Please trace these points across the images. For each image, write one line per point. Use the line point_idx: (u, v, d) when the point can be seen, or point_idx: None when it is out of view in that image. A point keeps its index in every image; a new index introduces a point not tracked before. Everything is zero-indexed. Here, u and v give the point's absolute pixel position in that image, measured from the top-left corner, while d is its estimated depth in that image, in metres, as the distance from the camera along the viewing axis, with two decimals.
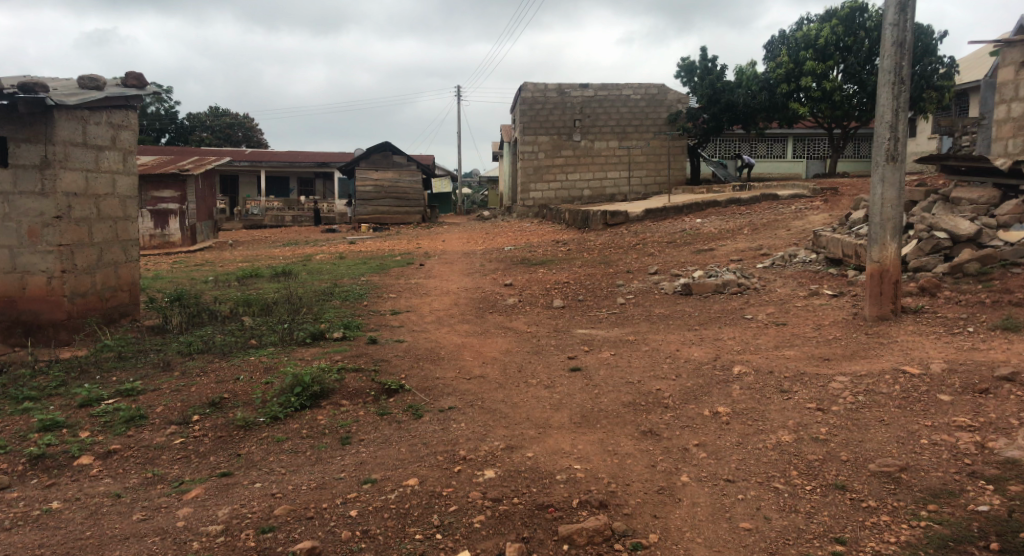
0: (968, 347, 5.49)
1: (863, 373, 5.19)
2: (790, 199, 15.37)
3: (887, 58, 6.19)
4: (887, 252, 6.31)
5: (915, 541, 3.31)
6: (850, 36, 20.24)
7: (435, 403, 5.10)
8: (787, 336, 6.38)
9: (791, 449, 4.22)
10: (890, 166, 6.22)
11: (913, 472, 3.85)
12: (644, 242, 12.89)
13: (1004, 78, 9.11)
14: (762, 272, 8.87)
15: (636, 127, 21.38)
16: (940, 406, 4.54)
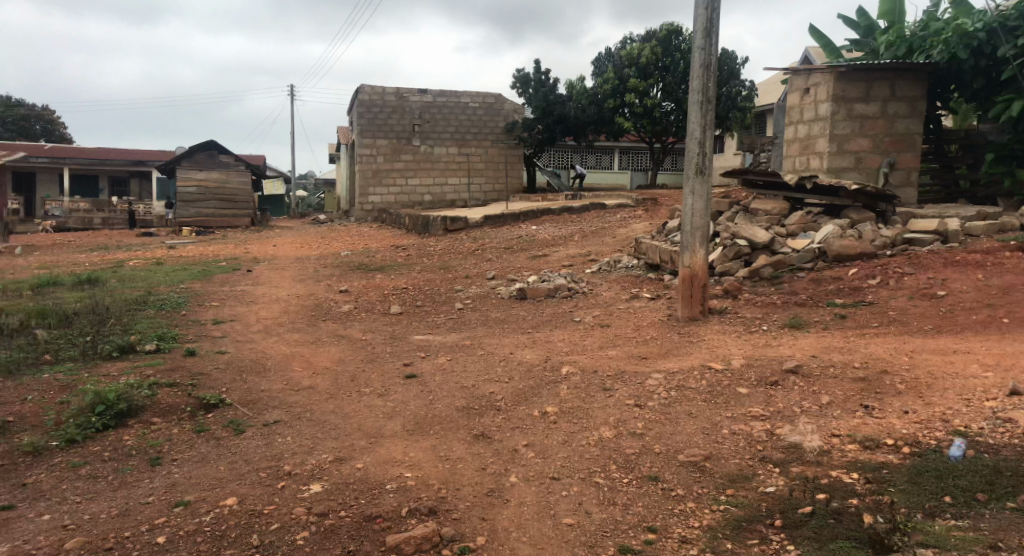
0: (763, 343, 6.10)
1: (676, 369, 5.60)
2: (618, 208, 16.28)
3: (697, 79, 6.69)
4: (697, 258, 6.86)
5: (715, 524, 3.61)
6: (668, 56, 21.78)
7: (260, 417, 4.86)
8: (610, 337, 6.73)
9: (611, 444, 4.46)
10: (699, 179, 6.73)
11: (716, 459, 4.21)
12: (482, 247, 13.11)
13: (793, 102, 10.14)
14: (590, 277, 9.32)
15: (474, 134, 21.67)
16: (739, 398, 5.00)
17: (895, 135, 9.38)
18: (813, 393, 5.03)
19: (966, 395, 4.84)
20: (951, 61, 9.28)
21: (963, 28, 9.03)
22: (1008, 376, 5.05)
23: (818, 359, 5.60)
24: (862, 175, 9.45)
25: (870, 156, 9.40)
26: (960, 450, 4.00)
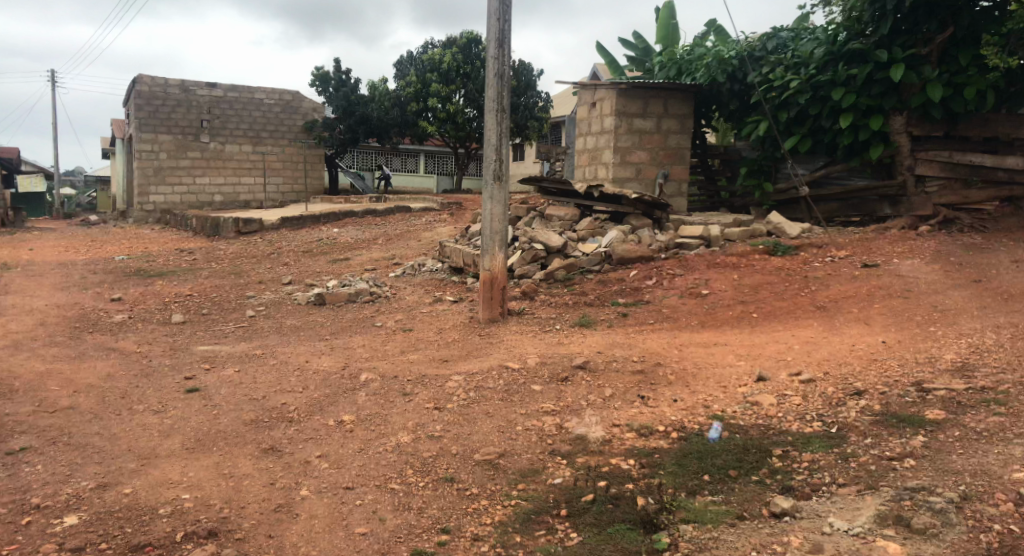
0: (556, 342, 6.41)
1: (474, 370, 5.71)
2: (421, 212, 16.31)
3: (492, 87, 6.85)
4: (496, 261, 7.04)
5: (506, 519, 3.72)
6: (468, 64, 22.28)
7: (3, 445, 4.23)
8: (411, 341, 6.70)
9: (409, 448, 4.43)
10: (497, 184, 6.91)
11: (509, 456, 4.35)
12: (279, 251, 12.49)
13: (582, 115, 10.79)
14: (393, 281, 9.22)
15: (271, 133, 20.62)
16: (533, 395, 5.22)
17: (669, 149, 10.30)
18: (598, 386, 5.38)
19: (724, 382, 5.44)
20: (712, 84, 10.38)
21: (721, 55, 10.15)
22: (757, 363, 5.76)
23: (603, 354, 6.00)
24: (642, 184, 10.27)
25: (648, 168, 10.25)
26: (717, 433, 4.61)
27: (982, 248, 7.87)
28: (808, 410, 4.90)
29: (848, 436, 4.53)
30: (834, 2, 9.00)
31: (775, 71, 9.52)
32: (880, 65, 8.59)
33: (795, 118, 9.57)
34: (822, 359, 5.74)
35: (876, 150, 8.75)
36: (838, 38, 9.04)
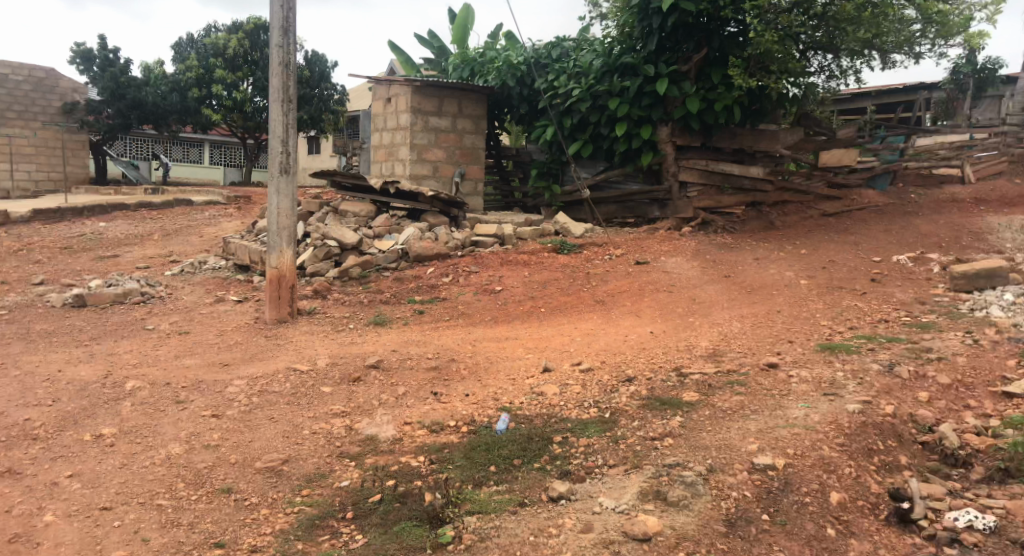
0: (348, 341, 6.29)
1: (258, 374, 5.43)
2: (204, 205, 15.19)
3: (276, 76, 6.52)
4: (283, 258, 6.75)
5: (287, 527, 3.61)
6: (256, 51, 21.16)
7: None
8: (187, 345, 6.21)
9: (180, 460, 4.14)
10: (284, 178, 6.61)
11: (294, 462, 4.21)
12: (29, 247, 10.98)
13: (377, 110, 10.66)
14: (169, 279, 8.50)
15: (19, 113, 18.00)
16: (322, 397, 5.08)
17: (465, 148, 10.52)
18: (390, 385, 5.36)
19: (513, 375, 5.66)
20: (503, 87, 10.73)
21: (511, 59, 10.52)
22: (543, 355, 6.06)
23: (396, 353, 5.99)
24: (439, 182, 10.38)
25: (445, 166, 10.38)
26: (504, 425, 4.79)
27: (733, 247, 8.92)
28: (586, 397, 5.25)
29: (619, 420, 4.93)
30: (610, 17, 9.69)
31: (559, 79, 10.07)
32: (649, 79, 9.37)
33: (578, 124, 10.22)
34: (601, 349, 6.18)
35: (647, 157, 9.61)
36: (613, 51, 9.73)
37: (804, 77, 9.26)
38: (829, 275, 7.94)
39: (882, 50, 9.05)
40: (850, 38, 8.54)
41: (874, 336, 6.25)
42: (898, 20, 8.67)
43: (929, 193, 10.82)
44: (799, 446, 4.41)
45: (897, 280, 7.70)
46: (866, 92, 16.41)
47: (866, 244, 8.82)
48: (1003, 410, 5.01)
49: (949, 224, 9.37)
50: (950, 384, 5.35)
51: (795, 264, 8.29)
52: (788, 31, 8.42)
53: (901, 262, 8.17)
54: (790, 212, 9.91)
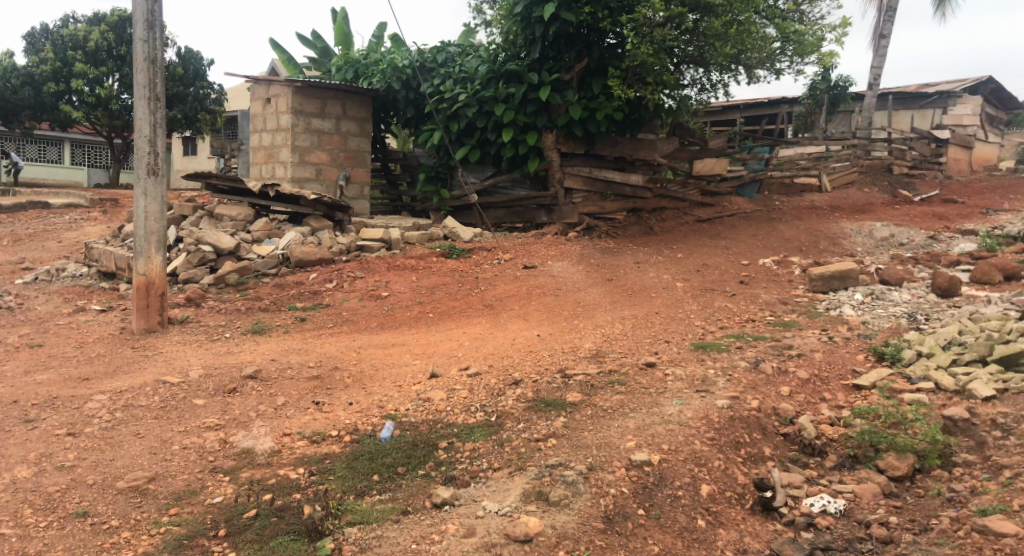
0: (223, 351, 6.01)
1: (122, 388, 5.08)
2: (64, 208, 14.09)
3: (141, 72, 6.14)
4: (152, 264, 6.38)
5: (152, 549, 3.43)
6: (122, 45, 19.80)
7: None
8: (41, 359, 5.74)
9: (27, 484, 3.83)
10: (151, 180, 6.25)
11: (160, 479, 3.98)
12: None
13: (256, 110, 10.27)
14: (21, 288, 7.82)
15: None
16: (194, 411, 4.83)
17: (349, 151, 10.32)
18: (269, 395, 5.17)
19: (399, 382, 5.60)
20: (389, 89, 10.59)
21: (396, 62, 10.45)
22: (430, 361, 6.03)
23: (276, 362, 5.78)
24: (323, 185, 10.12)
25: (329, 169, 10.14)
26: (389, 432, 4.72)
27: (615, 251, 9.21)
28: (473, 402, 5.26)
29: (505, 423, 4.98)
30: (494, 24, 9.80)
31: (445, 84, 10.08)
32: (533, 86, 9.53)
33: (464, 129, 10.20)
34: (488, 354, 6.21)
35: (533, 164, 9.71)
36: (498, 58, 9.84)
37: (678, 89, 9.73)
38: (702, 278, 8.35)
39: (747, 65, 9.64)
40: (718, 52, 8.98)
41: (741, 335, 6.64)
42: (761, 39, 9.14)
43: (791, 200, 11.62)
44: (674, 441, 4.70)
45: (762, 282, 8.20)
46: (735, 105, 17.41)
47: (736, 248, 9.35)
48: (853, 401, 5.47)
49: (808, 230, 10.11)
50: (808, 378, 5.78)
51: (671, 268, 8.66)
52: (662, 45, 8.78)
53: (767, 265, 8.73)
54: (667, 218, 10.43)
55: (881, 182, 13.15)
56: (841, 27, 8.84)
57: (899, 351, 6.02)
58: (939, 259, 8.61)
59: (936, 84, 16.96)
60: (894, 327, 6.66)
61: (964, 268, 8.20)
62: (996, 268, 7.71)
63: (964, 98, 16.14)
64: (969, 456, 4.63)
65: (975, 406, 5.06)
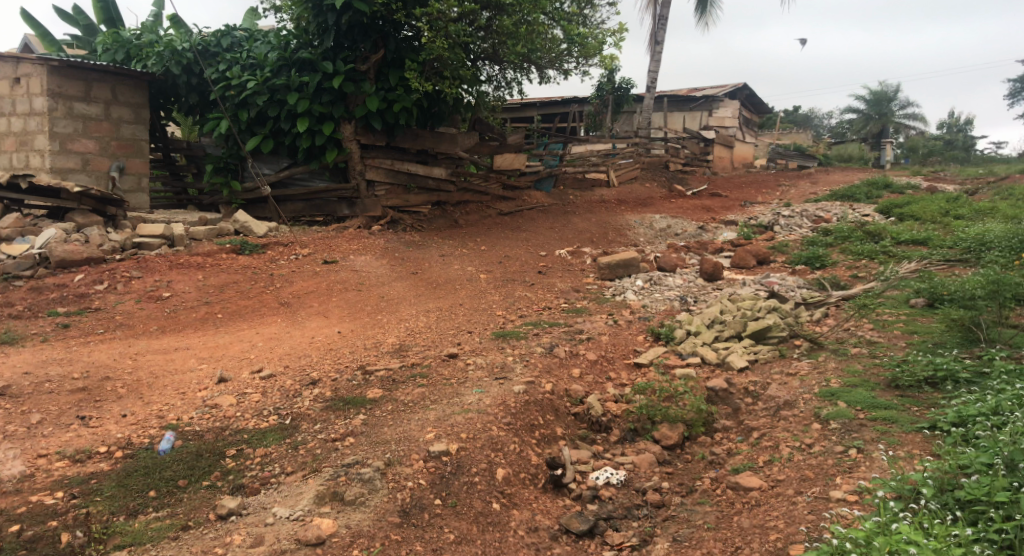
0: None
1: None
2: None
3: None
4: None
5: None
6: None
7: None
8: None
9: None
10: None
11: None
12: None
13: None
14: None
15: None
16: None
17: (122, 139, 9.38)
18: (21, 414, 4.59)
19: (183, 389, 5.19)
20: (167, 74, 9.78)
21: (173, 45, 9.58)
22: (218, 365, 5.66)
23: (30, 376, 5.11)
24: (91, 177, 9.15)
25: (97, 159, 9.16)
26: (169, 444, 4.38)
27: (418, 244, 9.21)
28: (265, 406, 5.01)
29: (300, 425, 4.81)
30: (283, 10, 9.38)
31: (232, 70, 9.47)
32: (327, 75, 9.22)
33: (255, 118, 9.65)
34: (283, 354, 5.95)
35: (331, 155, 9.37)
36: (289, 45, 9.43)
37: (475, 85, 9.94)
38: (503, 269, 8.61)
39: (538, 65, 10.08)
40: (510, 50, 9.35)
41: (537, 322, 6.94)
42: (549, 39, 9.62)
43: (583, 194, 12.35)
44: (471, 429, 4.80)
45: (558, 272, 8.62)
46: (531, 103, 18.13)
47: (534, 240, 9.74)
48: (634, 378, 5.94)
49: (598, 222, 10.80)
50: (595, 359, 6.18)
51: (474, 260, 8.81)
52: (456, 40, 8.91)
53: (562, 255, 9.18)
54: (471, 211, 10.62)
55: (660, 178, 14.37)
56: (619, 32, 9.52)
57: (672, 330, 6.63)
58: (706, 247, 9.58)
59: (702, 90, 18.99)
60: (668, 310, 7.32)
61: (726, 255, 9.22)
62: (751, 255, 8.74)
63: (725, 102, 18.29)
64: (727, 421, 5.21)
65: (732, 377, 5.71)
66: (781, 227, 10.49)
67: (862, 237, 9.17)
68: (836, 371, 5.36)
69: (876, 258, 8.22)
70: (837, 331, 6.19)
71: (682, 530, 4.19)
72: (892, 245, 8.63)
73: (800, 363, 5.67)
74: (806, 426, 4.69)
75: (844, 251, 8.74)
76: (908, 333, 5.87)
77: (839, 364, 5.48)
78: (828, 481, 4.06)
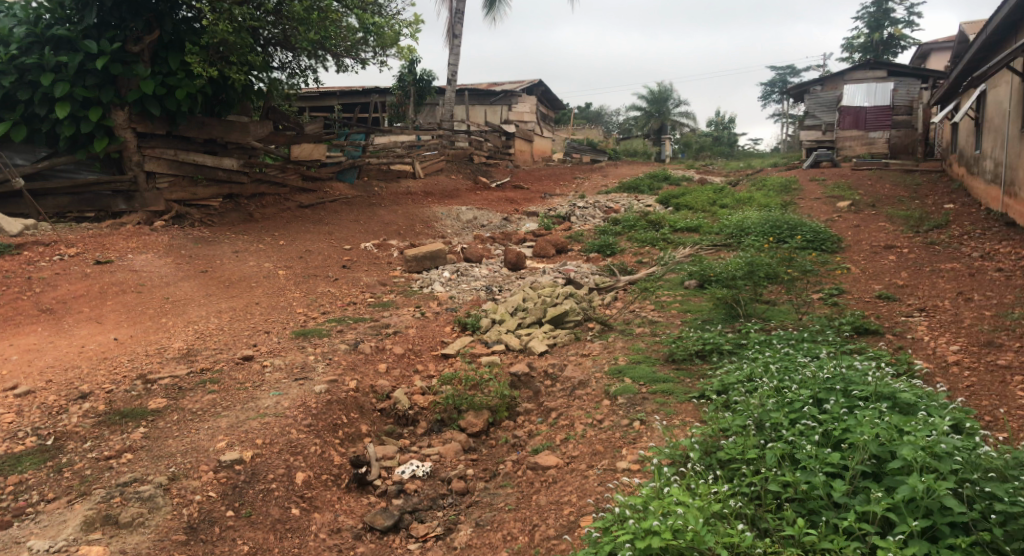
0: None
1: None
2: None
3: None
4: None
5: None
6: None
7: None
8: None
9: None
10: None
11: None
12: None
13: None
14: None
15: None
16: None
17: None
18: None
19: None
20: None
21: None
22: None
23: None
24: None
25: None
26: None
27: (209, 240, 8.60)
28: (21, 427, 4.45)
29: (66, 445, 4.34)
30: None
31: None
32: (91, 56, 8.30)
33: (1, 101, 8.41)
34: (45, 368, 5.29)
35: (101, 144, 8.42)
36: (41, 19, 8.36)
37: (266, 72, 9.46)
38: (304, 265, 8.27)
39: (334, 53, 9.81)
40: (302, 36, 9.01)
41: (341, 318, 6.77)
42: (344, 28, 9.39)
43: (388, 186, 12.22)
44: (267, 434, 4.58)
45: (363, 266, 8.46)
46: (331, 92, 17.66)
47: (338, 233, 9.48)
48: (440, 369, 6.00)
49: (405, 214, 10.74)
50: (402, 352, 6.16)
51: (272, 256, 8.39)
52: (242, 23, 8.42)
53: (367, 249, 9.01)
54: (268, 203, 10.09)
55: (464, 170, 14.60)
56: (415, 24, 9.51)
57: (478, 320, 6.77)
58: (509, 237, 9.90)
59: (501, 84, 19.51)
60: (474, 300, 7.46)
61: (528, 245, 9.58)
62: (551, 244, 9.15)
63: (523, 97, 18.99)
64: (528, 404, 5.41)
65: (533, 361, 5.96)
66: (577, 217, 11.11)
67: (646, 225, 9.97)
68: (624, 350, 5.77)
69: (658, 245, 8.98)
70: (624, 313, 6.67)
71: (485, 514, 4.29)
72: (670, 233, 9.47)
73: (592, 344, 6.04)
74: (597, 403, 5.00)
75: (631, 239, 9.44)
76: (683, 311, 6.47)
77: (625, 343, 5.91)
78: (615, 453, 4.36)
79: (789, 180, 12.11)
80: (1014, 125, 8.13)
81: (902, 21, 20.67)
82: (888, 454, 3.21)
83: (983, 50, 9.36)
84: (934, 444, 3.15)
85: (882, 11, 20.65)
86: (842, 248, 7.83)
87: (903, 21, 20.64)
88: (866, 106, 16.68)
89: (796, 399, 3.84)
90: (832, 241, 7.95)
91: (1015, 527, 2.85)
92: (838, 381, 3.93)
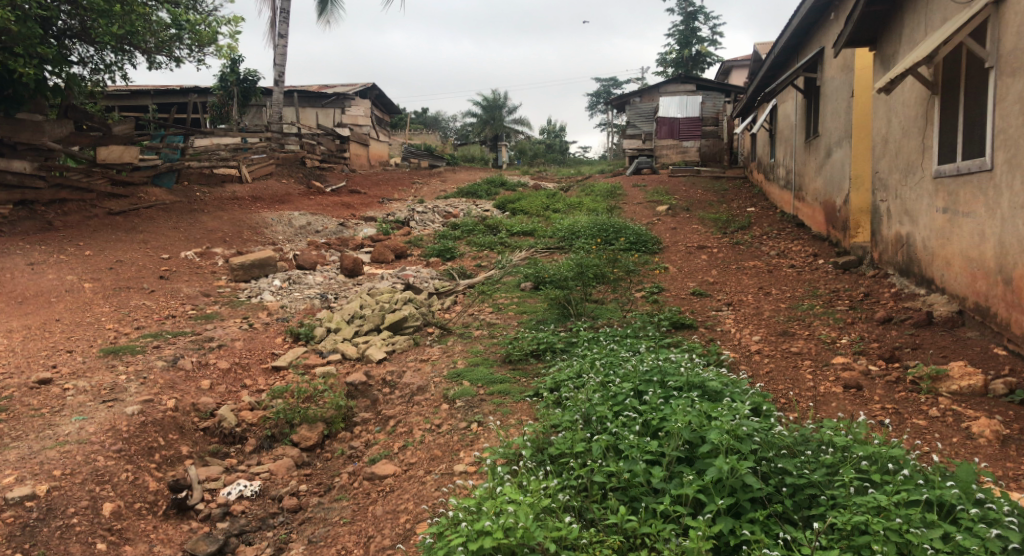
0: None
1: None
2: None
3: None
4: None
5: None
6: None
7: None
8: None
9: None
10: None
11: None
12: None
13: None
14: None
15: None
16: None
17: None
18: None
19: None
20: None
21: None
22: None
23: None
24: None
25: None
26: None
27: None
28: None
29: None
30: None
31: None
32: None
33: None
34: None
35: None
36: None
37: (64, 67, 8.62)
38: (114, 276, 7.58)
39: (142, 51, 9.12)
40: (103, 31, 8.27)
41: (158, 333, 6.27)
42: (153, 23, 8.73)
43: (212, 191, 11.53)
44: (68, 464, 4.16)
45: (183, 276, 7.88)
46: (144, 91, 16.48)
47: (154, 242, 8.76)
48: (271, 383, 5.71)
49: (230, 220, 10.15)
50: (228, 367, 5.80)
51: (76, 268, 7.60)
52: (29, 12, 7.60)
53: (187, 257, 8.43)
54: (70, 211, 9.09)
55: (296, 174, 14.05)
56: (234, 23, 9.06)
57: (312, 329, 6.50)
58: (346, 243, 9.65)
59: (332, 87, 19.01)
60: (308, 308, 7.20)
61: (365, 251, 9.40)
62: (390, 249, 9.00)
63: (356, 100, 18.78)
64: (365, 414, 5.25)
65: (370, 369, 5.81)
66: (416, 222, 11.04)
67: (484, 230, 10.14)
68: (462, 353, 5.81)
69: (495, 249, 9.14)
70: (463, 317, 6.72)
71: (318, 530, 4.13)
72: (507, 237, 9.67)
73: (431, 349, 6.02)
74: (436, 407, 4.99)
75: (469, 244, 9.54)
76: (519, 313, 6.61)
77: (464, 346, 5.95)
78: (453, 457, 4.36)
79: (614, 186, 12.79)
80: (800, 136, 9.12)
81: (707, 39, 22.51)
82: (699, 439, 3.45)
83: (773, 69, 10.44)
84: (737, 427, 3.40)
85: (691, 29, 22.34)
86: (661, 249, 8.37)
87: (707, 39, 22.50)
88: (678, 117, 18.08)
89: (619, 391, 4.06)
90: (653, 243, 8.48)
91: (803, 498, 3.18)
92: (656, 373, 4.19)
